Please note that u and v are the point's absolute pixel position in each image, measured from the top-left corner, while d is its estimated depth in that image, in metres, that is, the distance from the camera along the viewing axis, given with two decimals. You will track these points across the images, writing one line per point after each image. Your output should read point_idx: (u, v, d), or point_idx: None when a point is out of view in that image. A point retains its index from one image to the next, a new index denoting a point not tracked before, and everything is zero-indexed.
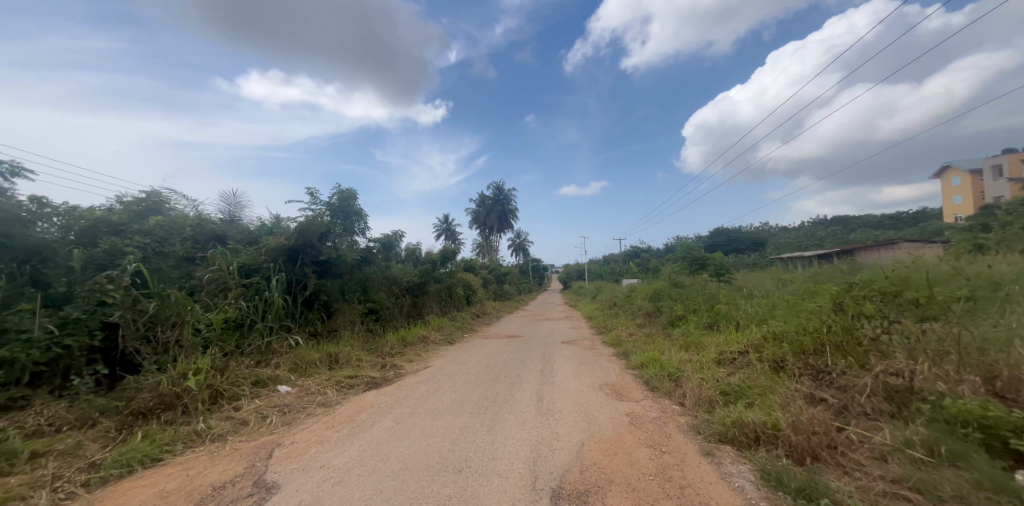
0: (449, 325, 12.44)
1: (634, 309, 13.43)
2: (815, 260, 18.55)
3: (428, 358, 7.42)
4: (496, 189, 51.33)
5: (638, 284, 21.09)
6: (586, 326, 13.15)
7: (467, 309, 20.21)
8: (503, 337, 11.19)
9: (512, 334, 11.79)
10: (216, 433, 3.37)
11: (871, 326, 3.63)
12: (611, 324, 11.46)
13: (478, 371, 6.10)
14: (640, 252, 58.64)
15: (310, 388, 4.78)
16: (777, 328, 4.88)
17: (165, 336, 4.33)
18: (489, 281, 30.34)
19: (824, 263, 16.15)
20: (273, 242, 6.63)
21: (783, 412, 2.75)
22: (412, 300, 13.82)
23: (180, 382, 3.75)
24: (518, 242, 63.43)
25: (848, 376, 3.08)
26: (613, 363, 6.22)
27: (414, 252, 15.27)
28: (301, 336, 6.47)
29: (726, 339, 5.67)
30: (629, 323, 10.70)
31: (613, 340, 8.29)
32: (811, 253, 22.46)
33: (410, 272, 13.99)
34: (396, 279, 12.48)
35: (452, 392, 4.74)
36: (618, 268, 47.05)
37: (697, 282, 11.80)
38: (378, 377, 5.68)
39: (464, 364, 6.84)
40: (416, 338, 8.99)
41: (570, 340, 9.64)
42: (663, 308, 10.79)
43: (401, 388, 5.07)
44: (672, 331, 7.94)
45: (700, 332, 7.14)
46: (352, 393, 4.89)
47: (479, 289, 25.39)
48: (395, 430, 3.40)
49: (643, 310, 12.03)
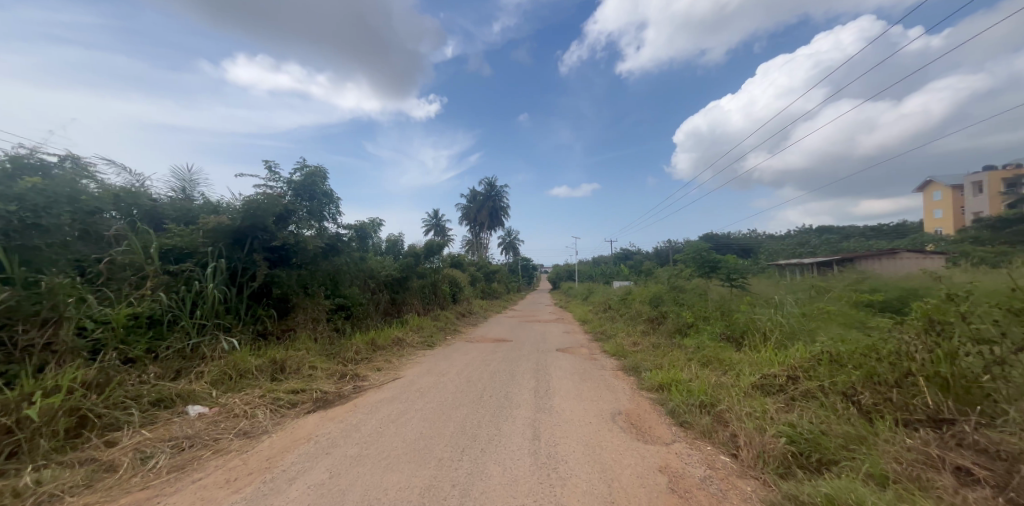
0: (431, 326, 11.29)
1: (633, 315, 12.46)
2: (813, 268, 18.01)
3: (400, 366, 6.33)
4: (488, 185, 50.24)
5: (632, 287, 20.30)
6: (580, 331, 12.12)
7: (452, 307, 19.06)
8: (489, 342, 10.11)
9: (499, 337, 10.71)
10: (49, 492, 2.20)
11: (992, 354, 2.70)
12: (609, 330, 10.44)
13: (457, 387, 4.99)
14: (631, 254, 58.12)
15: (230, 411, 3.61)
16: (833, 348, 3.93)
17: (25, 338, 3.13)
18: (477, 279, 29.23)
19: (825, 272, 15.58)
20: (213, 222, 5.42)
21: (935, 499, 1.72)
22: (390, 297, 12.68)
23: (18, 409, 2.57)
24: (508, 240, 62.41)
25: (999, 433, 2.08)
26: (619, 380, 5.19)
27: (396, 246, 14.08)
28: (242, 338, 5.28)
29: (759, 358, 4.70)
30: (629, 330, 9.71)
31: (614, 350, 7.32)
32: (809, 261, 21.85)
33: (389, 266, 12.79)
34: (373, 273, 11.34)
35: (420, 419, 3.64)
36: (608, 270, 46.37)
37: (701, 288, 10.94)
38: (332, 393, 4.56)
39: (441, 375, 5.75)
40: (389, 341, 7.85)
41: (564, 348, 8.61)
42: (667, 314, 9.83)
43: (356, 410, 3.94)
44: (682, 343, 6.96)
45: (715, 345, 6.22)
46: (290, 417, 3.76)
47: (466, 286, 24.28)
48: (324, 492, 2.28)
49: (642, 316, 11.05)
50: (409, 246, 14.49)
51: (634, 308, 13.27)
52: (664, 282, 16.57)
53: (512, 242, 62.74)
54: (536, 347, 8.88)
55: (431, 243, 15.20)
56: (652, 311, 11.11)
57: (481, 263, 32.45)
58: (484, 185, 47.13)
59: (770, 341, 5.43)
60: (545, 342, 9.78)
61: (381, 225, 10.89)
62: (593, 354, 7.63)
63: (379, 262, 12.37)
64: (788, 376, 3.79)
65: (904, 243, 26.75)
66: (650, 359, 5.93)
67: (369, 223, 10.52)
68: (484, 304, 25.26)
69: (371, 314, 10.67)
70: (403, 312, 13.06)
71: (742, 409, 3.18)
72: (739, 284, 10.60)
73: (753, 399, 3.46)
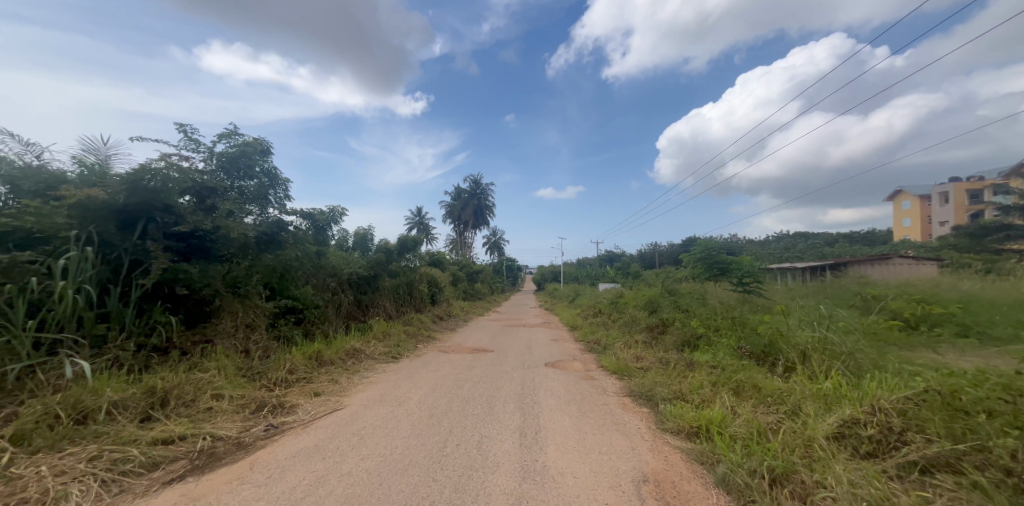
0: (400, 333, 9.88)
1: (628, 321, 11.33)
2: (809, 274, 17.45)
3: (348, 389, 4.97)
4: (473, 183, 49.06)
5: (622, 290, 19.36)
6: (569, 339, 10.92)
7: (429, 310, 17.66)
8: (467, 352, 8.80)
9: (479, 347, 9.39)
10: None
11: None
12: (603, 340, 9.25)
13: (414, 428, 3.66)
14: (617, 257, 57.68)
15: (18, 493, 2.10)
16: (943, 385, 2.79)
17: None
18: (459, 278, 27.86)
19: (824, 277, 14.94)
20: (81, 195, 3.82)
21: None
22: (356, 298, 11.32)
23: None
24: (493, 241, 61.00)
25: None
26: (631, 415, 3.97)
27: (366, 241, 12.63)
28: (119, 356, 3.80)
29: (818, 390, 3.55)
30: (628, 340, 8.55)
31: (615, 367, 6.15)
32: (801, 266, 21.31)
33: (356, 263, 11.34)
34: (333, 270, 10.02)
35: (339, 499, 2.30)
36: (594, 271, 45.64)
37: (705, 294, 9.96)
38: (229, 437, 3.16)
39: (399, 404, 4.40)
40: (343, 355, 6.45)
41: (554, 362, 7.39)
42: (669, 323, 8.74)
43: (247, 477, 2.53)
44: (695, 361, 5.80)
45: (741, 365, 5.12)
46: (135, 491, 2.34)
47: (447, 287, 22.91)
48: None
49: (640, 324, 9.90)
50: (382, 241, 13.04)
51: (628, 314, 12.19)
52: (658, 286, 15.59)
53: (497, 242, 61.48)
54: (520, 359, 7.65)
55: (408, 239, 13.79)
56: (650, 319, 10.00)
57: (464, 262, 31.14)
58: (469, 182, 45.68)
59: (817, 364, 4.30)
60: (531, 352, 8.53)
61: (344, 215, 9.46)
62: (589, 370, 6.41)
63: (343, 258, 10.89)
64: (889, 427, 2.62)
65: (889, 249, 26.76)
66: (664, 383, 4.73)
67: (328, 212, 9.08)
68: (465, 306, 23.93)
69: (325, 320, 9.16)
70: (370, 315, 11.60)
71: (863, 496, 1.97)
72: (747, 290, 9.57)
73: (865, 472, 2.24)
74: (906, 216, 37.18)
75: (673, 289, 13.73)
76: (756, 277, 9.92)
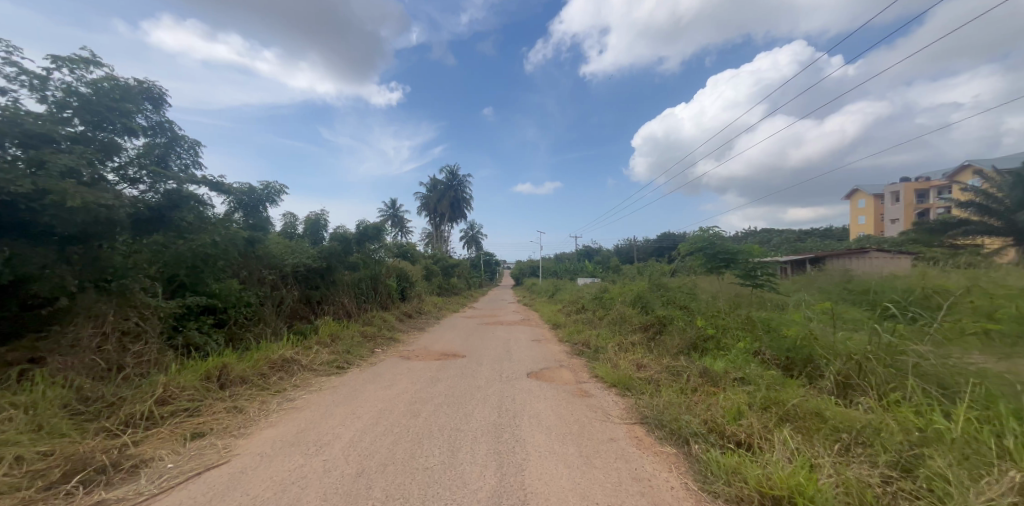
0: (354, 335, 8.36)
1: (616, 319, 10.23)
2: (791, 267, 17.08)
3: (250, 423, 3.52)
4: (449, 174, 47.28)
5: (604, 285, 18.41)
6: (552, 340, 9.72)
7: (397, 307, 16.11)
8: (433, 358, 7.40)
9: (449, 350, 8.04)
10: None
11: None
12: (591, 342, 8.07)
13: (324, 502, 2.26)
14: (595, 251, 57.41)
15: None
16: None
17: None
18: (433, 272, 26.32)
19: (808, 271, 14.41)
20: None
21: None
22: (303, 294, 9.69)
23: None
24: (470, 234, 59.44)
25: None
26: (655, 463, 2.75)
27: (319, 228, 10.93)
28: None
29: (927, 425, 2.43)
30: (620, 342, 7.40)
31: (617, 380, 4.98)
32: (780, 260, 21.08)
33: (303, 254, 9.68)
34: (269, 260, 8.40)
35: None
36: (572, 266, 45.03)
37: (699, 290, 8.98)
38: None
39: (317, 450, 2.98)
40: (265, 368, 4.93)
41: (537, 371, 6.14)
42: (666, 321, 7.68)
43: None
44: (713, 371, 4.68)
45: (775, 378, 4.00)
46: None
47: (419, 282, 21.37)
48: None
49: (631, 323, 8.80)
50: (339, 229, 11.31)
51: (615, 311, 11.11)
52: (644, 280, 14.62)
53: (475, 236, 59.90)
54: (496, 367, 6.36)
55: (370, 227, 12.09)
56: (643, 317, 8.92)
57: (439, 256, 29.57)
58: (443, 173, 43.86)
59: (887, 377, 3.22)
60: (510, 357, 7.25)
61: (283, 195, 7.87)
62: (580, 384, 5.19)
63: (288, 247, 9.24)
64: None
65: (857, 244, 27.20)
66: (684, 406, 3.57)
67: (261, 191, 7.48)
68: (439, 302, 22.44)
69: (254, 321, 7.51)
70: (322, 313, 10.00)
71: None
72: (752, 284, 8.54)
73: None
74: (859, 213, 38.54)
75: (662, 284, 12.74)
76: (761, 269, 8.91)
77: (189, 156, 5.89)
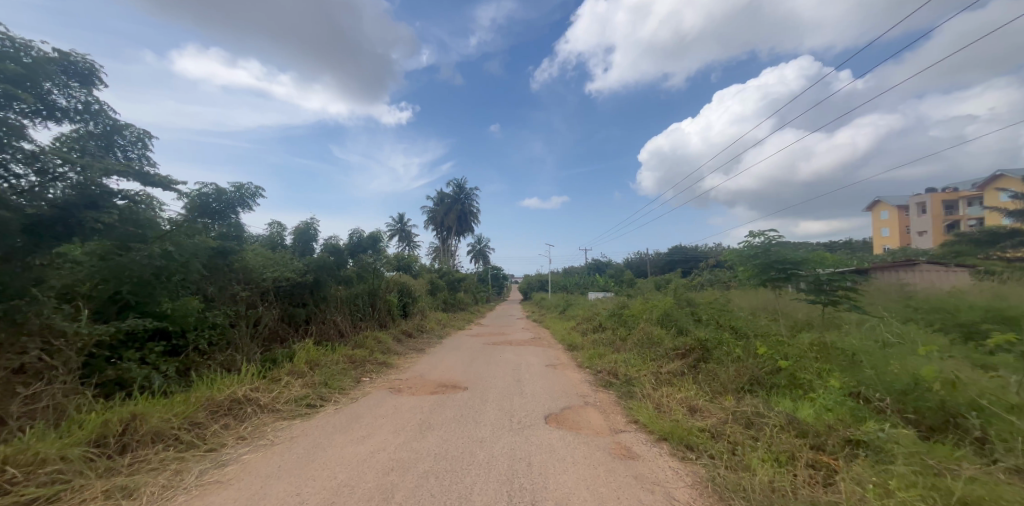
0: (339, 362, 7.22)
1: (642, 342, 8.90)
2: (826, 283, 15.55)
3: None
4: (456, 188, 46.71)
5: (619, 301, 17.10)
6: (569, 366, 8.44)
7: (397, 325, 14.97)
8: (428, 391, 6.16)
9: (447, 380, 6.83)
10: None
11: None
12: (619, 370, 6.75)
13: None
14: (605, 266, 55.98)
15: None
16: None
17: None
18: (438, 287, 25.23)
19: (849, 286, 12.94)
20: None
21: None
22: (284, 313, 8.58)
23: None
24: (478, 248, 58.55)
25: None
26: None
27: (311, 238, 10.03)
28: None
29: None
30: (654, 373, 6.11)
31: (667, 433, 3.68)
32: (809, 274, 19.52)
33: (288, 268, 8.69)
34: (241, 274, 7.31)
35: None
36: (583, 281, 43.64)
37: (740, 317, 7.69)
38: None
39: None
40: (204, 415, 3.73)
41: (556, 413, 4.84)
42: (706, 347, 6.39)
43: None
44: (806, 423, 3.38)
45: (920, 443, 2.68)
46: None
47: (422, 298, 20.27)
48: None
49: (662, 348, 7.49)
50: (329, 240, 10.60)
51: (639, 332, 9.81)
52: (666, 296, 13.29)
53: (482, 251, 59.00)
54: (505, 405, 5.09)
55: (364, 238, 11.43)
56: (677, 341, 7.61)
57: (445, 270, 28.52)
58: (449, 186, 43.19)
59: None
60: (522, 389, 5.99)
61: (258, 198, 6.83)
62: (617, 436, 3.91)
63: (270, 260, 8.22)
64: None
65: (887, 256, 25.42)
66: (801, 495, 2.28)
67: (233, 194, 6.45)
68: (444, 318, 21.26)
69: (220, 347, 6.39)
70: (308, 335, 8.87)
71: None
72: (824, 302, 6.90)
73: None
74: (881, 224, 36.69)
75: (688, 300, 11.42)
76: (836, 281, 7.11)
77: (138, 152, 4.89)
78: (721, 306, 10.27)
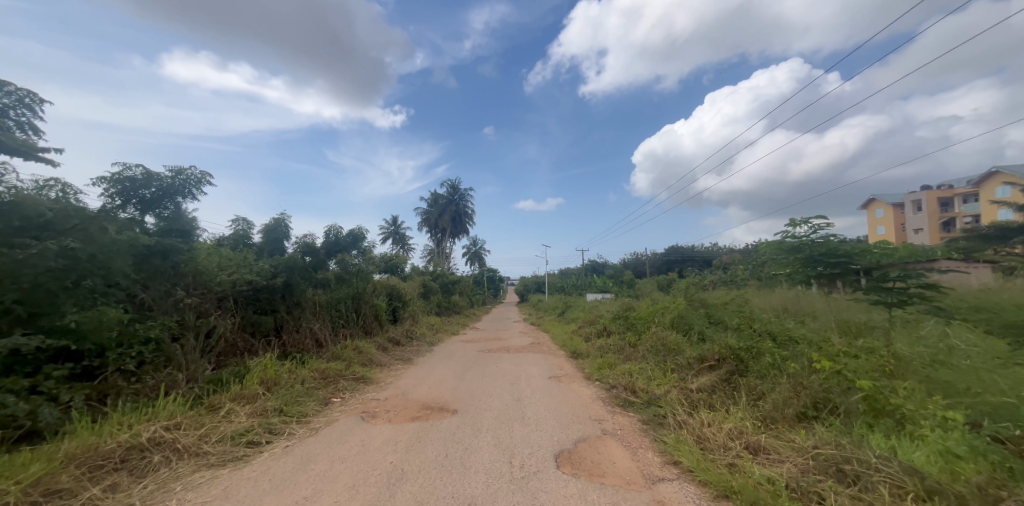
0: (304, 380, 6.13)
1: (658, 350, 7.85)
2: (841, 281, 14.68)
3: None
4: (451, 189, 45.70)
5: (621, 303, 16.17)
6: (574, 378, 7.41)
7: (385, 332, 13.88)
8: (409, 417, 5.07)
9: (432, 400, 5.75)
10: None
11: None
12: (636, 385, 5.69)
13: None
14: (602, 267, 55.20)
15: None
16: None
17: None
18: (431, 290, 24.17)
19: None
20: None
21: None
22: (245, 323, 7.45)
23: None
24: (473, 250, 57.52)
25: None
26: None
27: (283, 236, 8.92)
28: None
29: None
30: (681, 390, 5.06)
31: (735, 490, 2.60)
32: None
33: (249, 269, 7.55)
34: (186, 276, 6.17)
35: None
36: (580, 282, 42.81)
37: (767, 320, 6.75)
38: None
39: None
40: (72, 475, 2.59)
41: (570, 448, 3.76)
42: (739, 358, 5.36)
43: None
44: (941, 479, 2.33)
45: None
46: None
47: (414, 301, 19.22)
48: None
49: (684, 357, 6.45)
50: (303, 238, 9.51)
51: (651, 338, 8.76)
52: (674, 297, 12.34)
53: (477, 253, 57.86)
54: (502, 439, 4.01)
55: (343, 236, 10.33)
56: (700, 349, 6.57)
57: (438, 272, 27.37)
58: (442, 186, 42.09)
59: None
60: (522, 413, 4.91)
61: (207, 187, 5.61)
62: (656, 490, 2.85)
63: (227, 261, 7.08)
64: None
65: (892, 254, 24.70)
66: None
67: (173, 180, 5.22)
68: (437, 323, 20.11)
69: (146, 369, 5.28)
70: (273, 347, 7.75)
71: None
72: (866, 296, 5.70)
73: None
74: (879, 223, 36.29)
75: (702, 301, 10.40)
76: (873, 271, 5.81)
77: (20, 120, 3.69)
78: (741, 308, 9.24)
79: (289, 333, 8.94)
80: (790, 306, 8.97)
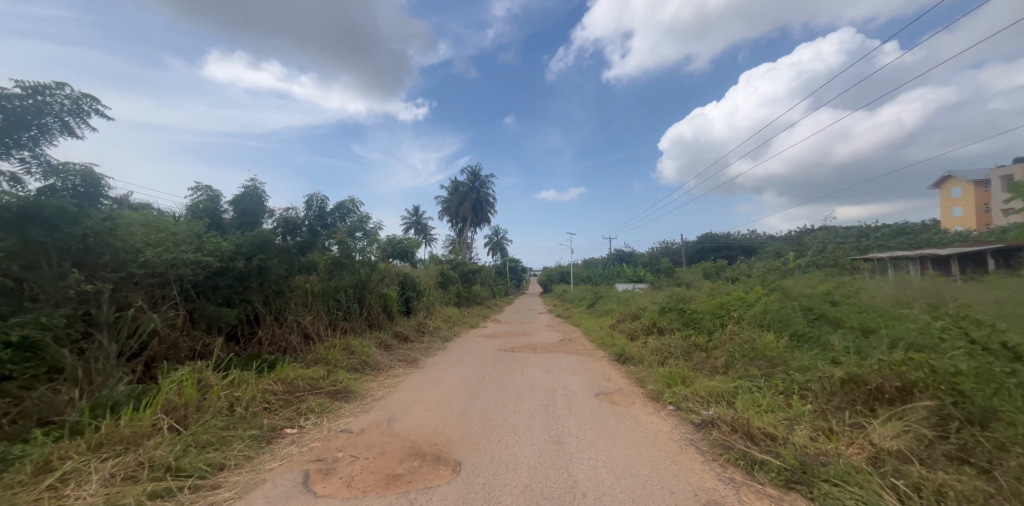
0: (251, 400, 4.30)
1: (750, 362, 5.59)
2: (943, 266, 11.87)
3: None
4: (472, 175, 43.92)
5: (667, 294, 13.87)
6: (629, 398, 5.31)
7: (394, 326, 12.17)
8: (382, 477, 3.09)
9: (426, 438, 3.78)
10: None
11: None
12: (753, 425, 3.48)
13: None
14: (631, 256, 52.35)
15: None
16: None
17: None
18: (450, 280, 22.49)
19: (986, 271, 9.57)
20: None
21: None
22: (191, 316, 5.72)
23: None
24: (496, 240, 55.80)
25: None
26: None
27: (256, 208, 7.11)
28: None
29: None
30: (857, 445, 2.82)
31: None
32: (897, 254, 15.71)
33: (200, 247, 5.77)
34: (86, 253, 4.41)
35: None
36: (608, 272, 40.29)
37: (939, 320, 4.38)
38: None
39: None
40: None
41: None
42: (931, 387, 3.02)
43: None
44: None
45: None
46: None
47: (430, 291, 17.54)
48: None
49: (815, 378, 4.17)
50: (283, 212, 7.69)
51: (732, 342, 6.48)
52: (740, 286, 9.97)
53: (499, 242, 55.99)
54: None
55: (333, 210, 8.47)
56: (837, 367, 4.29)
57: (457, 260, 25.56)
58: (464, 172, 40.30)
59: None
60: (570, 481, 2.86)
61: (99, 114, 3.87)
62: None
63: (162, 236, 5.27)
64: None
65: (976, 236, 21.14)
66: None
67: (27, 102, 3.42)
68: (456, 315, 18.33)
69: (9, 385, 3.52)
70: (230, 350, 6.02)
71: None
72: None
73: None
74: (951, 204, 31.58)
75: (791, 292, 7.96)
76: None
77: None
78: (857, 304, 6.76)
79: (266, 328, 7.26)
80: (930, 298, 6.45)
